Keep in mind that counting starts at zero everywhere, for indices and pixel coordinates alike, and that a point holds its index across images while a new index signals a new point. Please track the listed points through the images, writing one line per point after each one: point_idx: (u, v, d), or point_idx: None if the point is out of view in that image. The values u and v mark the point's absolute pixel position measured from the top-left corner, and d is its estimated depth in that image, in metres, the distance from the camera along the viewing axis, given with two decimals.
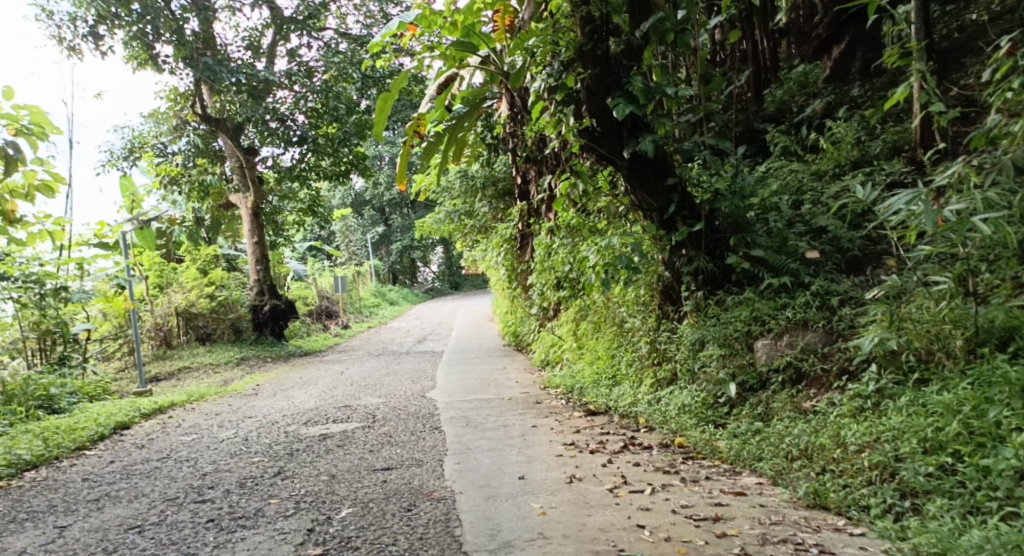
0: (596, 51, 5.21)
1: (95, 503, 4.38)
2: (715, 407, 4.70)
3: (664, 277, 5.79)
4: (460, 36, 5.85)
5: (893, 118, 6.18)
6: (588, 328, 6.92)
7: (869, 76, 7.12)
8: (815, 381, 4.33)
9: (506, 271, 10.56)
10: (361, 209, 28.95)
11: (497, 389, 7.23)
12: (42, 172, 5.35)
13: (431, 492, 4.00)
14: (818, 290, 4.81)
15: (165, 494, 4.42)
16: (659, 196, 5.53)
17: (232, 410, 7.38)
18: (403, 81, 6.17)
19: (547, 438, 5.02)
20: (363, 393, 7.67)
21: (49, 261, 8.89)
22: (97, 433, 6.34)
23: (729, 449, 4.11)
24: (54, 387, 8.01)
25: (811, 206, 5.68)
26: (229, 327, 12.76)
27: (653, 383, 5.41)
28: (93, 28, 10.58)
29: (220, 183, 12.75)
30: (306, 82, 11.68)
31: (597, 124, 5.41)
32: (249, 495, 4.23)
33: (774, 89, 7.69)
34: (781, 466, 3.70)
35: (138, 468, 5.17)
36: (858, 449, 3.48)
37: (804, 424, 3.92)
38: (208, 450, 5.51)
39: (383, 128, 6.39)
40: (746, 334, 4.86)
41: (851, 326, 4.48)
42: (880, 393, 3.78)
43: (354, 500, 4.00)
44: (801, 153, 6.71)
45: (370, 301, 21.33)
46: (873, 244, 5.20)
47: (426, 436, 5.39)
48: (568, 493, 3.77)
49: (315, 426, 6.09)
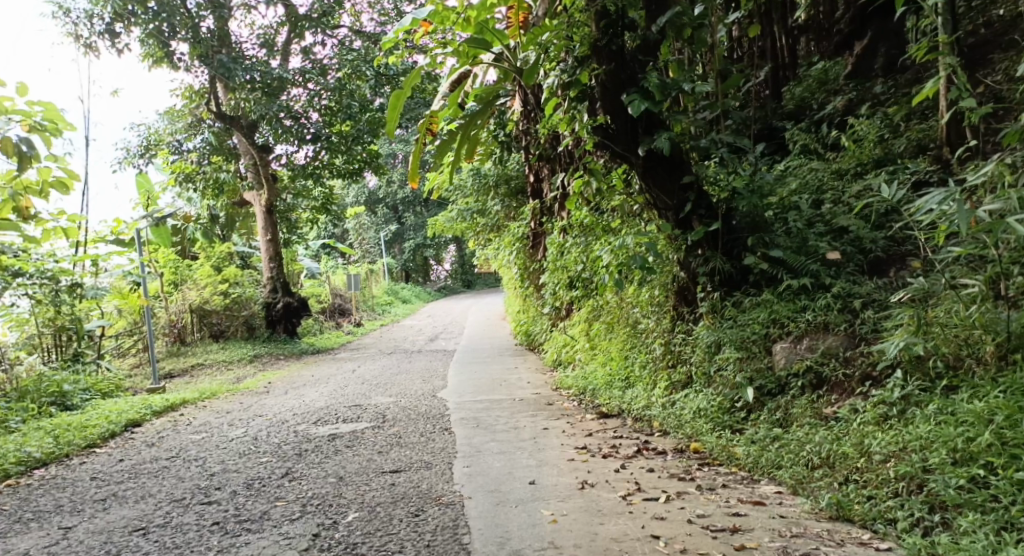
0: (611, 46, 5.11)
1: (102, 503, 4.33)
2: (732, 412, 4.58)
3: (680, 277, 5.67)
4: (473, 32, 5.75)
5: (918, 116, 6.03)
6: (601, 328, 6.80)
7: (893, 72, 6.97)
8: (836, 386, 4.21)
9: (519, 270, 10.46)
10: (375, 207, 28.97)
11: (509, 389, 7.13)
12: (58, 169, 5.41)
13: (440, 497, 3.91)
14: (839, 292, 4.68)
15: (172, 494, 4.36)
16: (675, 194, 5.42)
17: (243, 408, 7.32)
18: (415, 79, 6.06)
19: (559, 441, 4.92)
20: (374, 392, 7.60)
21: (64, 258, 8.91)
22: (108, 430, 6.31)
23: (746, 456, 3.98)
24: (67, 383, 7.99)
25: (832, 205, 5.55)
26: (244, 324, 12.78)
27: (668, 386, 5.28)
28: (109, 25, 10.57)
29: (234, 180, 12.97)
30: (320, 80, 11.63)
31: (611, 121, 5.31)
32: (256, 497, 4.16)
33: (794, 86, 7.55)
34: (802, 475, 3.57)
35: (147, 467, 5.12)
36: (884, 459, 3.34)
37: (825, 430, 3.79)
38: (217, 450, 5.45)
39: (395, 126, 6.29)
40: (764, 337, 4.75)
41: (874, 330, 4.35)
42: (905, 400, 3.64)
43: (361, 503, 3.92)
44: (822, 151, 6.56)
45: (383, 299, 21.30)
46: (897, 245, 5.06)
47: (436, 437, 5.30)
48: (580, 500, 3.67)
49: (325, 426, 6.02)
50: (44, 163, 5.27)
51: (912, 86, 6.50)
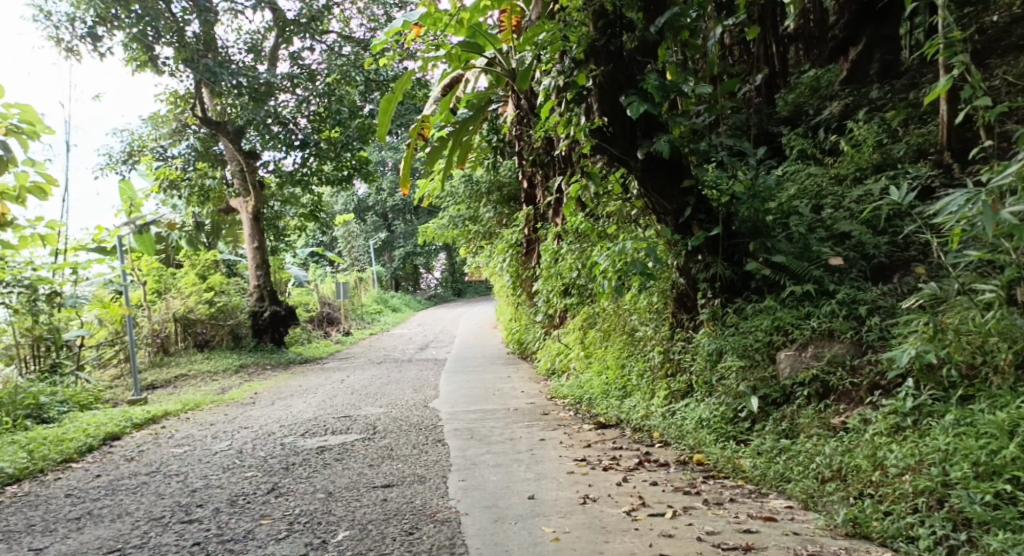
0: (609, 47, 5.00)
1: (76, 523, 4.12)
2: (735, 422, 4.44)
3: (679, 284, 5.52)
4: (465, 36, 5.64)
5: (916, 121, 5.94)
6: (597, 336, 6.65)
7: (889, 77, 6.90)
8: (844, 395, 4.08)
9: (511, 278, 10.27)
10: (363, 214, 28.75)
11: (502, 399, 6.97)
12: (35, 174, 5.20)
13: (434, 513, 3.74)
14: (844, 298, 4.57)
15: (150, 512, 4.16)
16: (674, 198, 5.30)
17: (228, 420, 7.10)
18: (406, 84, 5.89)
19: (557, 453, 4.76)
20: (364, 402, 7.41)
21: (44, 266, 8.70)
22: (85, 444, 6.10)
23: (753, 469, 3.84)
24: (43, 395, 7.76)
25: (833, 210, 5.44)
26: (228, 334, 12.53)
27: (667, 396, 5.14)
28: (91, 29, 10.38)
29: (221, 187, 12.81)
30: (308, 86, 11.48)
31: (609, 124, 5.19)
32: (240, 515, 3.97)
33: (786, 93, 7.40)
34: (812, 489, 3.43)
35: (125, 483, 4.91)
36: (901, 473, 3.20)
37: (835, 441, 3.66)
38: (200, 464, 5.25)
39: (385, 131, 6.10)
40: (767, 345, 4.62)
41: (881, 338, 4.23)
42: (920, 410, 3.51)
43: (351, 521, 3.74)
44: (819, 156, 6.44)
45: (373, 308, 21.07)
46: (900, 250, 4.95)
47: (429, 449, 5.13)
48: (582, 516, 3.51)
49: (313, 438, 5.83)
50: (21, 168, 5.05)
51: (909, 91, 6.42)
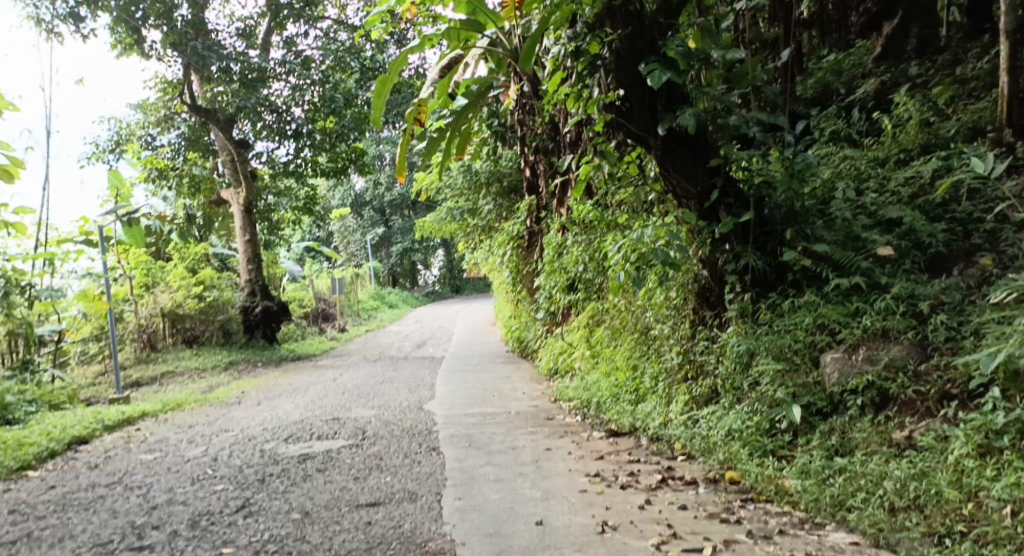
0: (628, 7, 4.39)
1: (9, 548, 3.54)
2: (773, 435, 3.85)
3: (701, 277, 4.91)
4: (465, 11, 4.91)
5: (965, 98, 5.35)
6: (605, 334, 6.00)
7: (928, 53, 6.30)
8: (907, 406, 3.50)
9: (511, 273, 9.62)
10: (360, 209, 28.22)
11: (502, 401, 6.36)
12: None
13: (426, 542, 3.16)
14: (900, 294, 3.98)
15: (96, 536, 3.56)
16: (699, 180, 4.71)
17: (208, 422, 6.51)
18: (402, 65, 5.00)
19: (566, 466, 4.16)
20: (355, 403, 6.80)
21: (18, 257, 8.03)
22: (46, 449, 5.52)
23: (803, 492, 3.24)
24: (10, 394, 7.16)
25: (876, 194, 4.89)
26: (219, 329, 11.80)
27: (689, 402, 4.54)
28: (72, 9, 9.54)
29: (209, 175, 12.19)
30: (303, 72, 10.79)
31: (624, 98, 4.57)
32: (199, 541, 3.38)
33: (810, 73, 6.83)
34: (881, 521, 2.86)
35: (79, 497, 4.32)
36: (1002, 508, 2.69)
37: (905, 463, 3.10)
38: (167, 474, 4.66)
39: (381, 117, 5.20)
40: (809, 346, 4.04)
41: (948, 339, 3.67)
42: (1015, 427, 2.97)
43: (327, 551, 3.15)
44: (855, 138, 5.86)
45: (369, 305, 20.49)
46: (960, 238, 4.37)
47: (422, 459, 4.55)
48: (603, 550, 2.93)
49: (295, 444, 5.23)
50: None
51: (956, 66, 5.81)
